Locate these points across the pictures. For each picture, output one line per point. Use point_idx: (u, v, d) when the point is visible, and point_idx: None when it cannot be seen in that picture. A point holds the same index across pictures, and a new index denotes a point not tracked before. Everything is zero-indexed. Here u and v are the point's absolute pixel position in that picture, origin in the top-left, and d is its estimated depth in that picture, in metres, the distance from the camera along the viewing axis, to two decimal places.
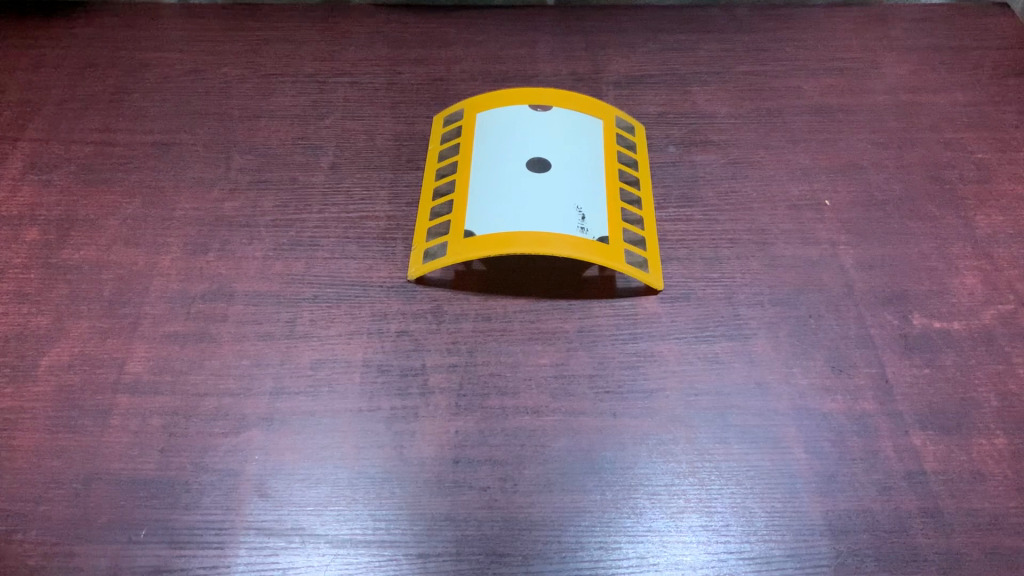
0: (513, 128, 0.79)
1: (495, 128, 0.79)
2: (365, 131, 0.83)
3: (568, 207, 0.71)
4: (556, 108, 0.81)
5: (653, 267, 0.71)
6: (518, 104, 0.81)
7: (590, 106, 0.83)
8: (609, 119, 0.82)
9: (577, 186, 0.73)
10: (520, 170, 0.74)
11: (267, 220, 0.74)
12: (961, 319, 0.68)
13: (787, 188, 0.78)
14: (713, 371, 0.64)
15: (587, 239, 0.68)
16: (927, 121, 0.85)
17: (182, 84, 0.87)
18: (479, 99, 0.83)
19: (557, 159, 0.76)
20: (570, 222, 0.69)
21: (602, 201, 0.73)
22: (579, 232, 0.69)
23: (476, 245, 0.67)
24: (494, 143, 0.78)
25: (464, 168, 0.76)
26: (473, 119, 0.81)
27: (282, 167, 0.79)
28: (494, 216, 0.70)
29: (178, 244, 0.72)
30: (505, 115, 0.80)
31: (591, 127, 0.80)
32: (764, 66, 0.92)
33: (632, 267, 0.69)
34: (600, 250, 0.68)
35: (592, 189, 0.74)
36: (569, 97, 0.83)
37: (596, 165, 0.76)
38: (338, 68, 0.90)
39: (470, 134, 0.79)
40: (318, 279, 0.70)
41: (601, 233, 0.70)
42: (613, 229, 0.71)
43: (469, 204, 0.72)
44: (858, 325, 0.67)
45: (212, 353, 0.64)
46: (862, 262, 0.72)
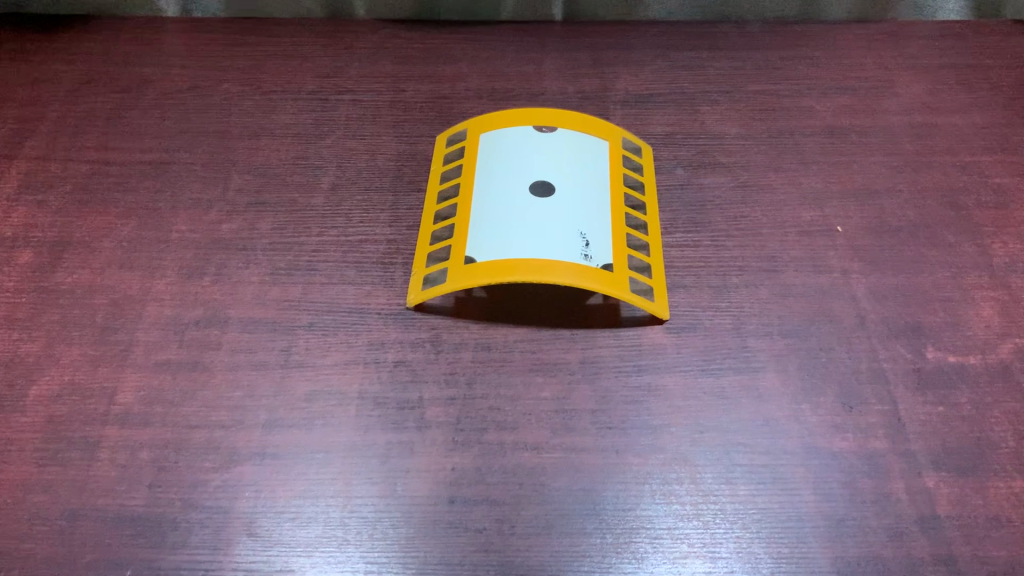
0: (515, 149, 0.77)
1: (497, 148, 0.78)
2: (367, 151, 0.82)
3: (572, 233, 0.70)
4: (560, 128, 0.79)
5: (659, 296, 0.69)
6: (521, 124, 0.80)
7: (595, 126, 0.81)
8: (615, 139, 0.81)
9: (581, 211, 0.72)
10: (523, 193, 0.73)
11: (265, 243, 0.73)
12: (977, 352, 0.66)
13: (798, 213, 0.76)
14: (720, 406, 0.62)
15: (591, 266, 0.67)
16: (943, 144, 0.83)
17: (181, 101, 0.86)
18: (481, 118, 0.82)
19: (560, 182, 0.74)
20: (574, 249, 0.68)
21: (606, 226, 0.71)
22: (583, 259, 0.68)
23: (479, 273, 0.66)
24: (496, 164, 0.76)
25: (464, 191, 0.75)
26: (476, 139, 0.80)
27: (281, 188, 0.78)
28: (496, 243, 0.69)
29: (173, 268, 0.71)
30: (510, 136, 0.79)
31: (596, 147, 0.79)
32: (775, 84, 0.90)
33: (637, 296, 0.67)
34: (603, 278, 0.67)
35: (597, 213, 0.72)
36: (573, 116, 0.81)
37: (601, 187, 0.75)
38: (341, 85, 0.89)
39: (472, 155, 0.78)
40: (315, 306, 0.68)
41: (605, 260, 0.68)
42: (617, 255, 0.69)
43: (470, 230, 0.71)
44: (871, 359, 0.65)
45: (205, 383, 0.63)
46: (874, 291, 0.70)
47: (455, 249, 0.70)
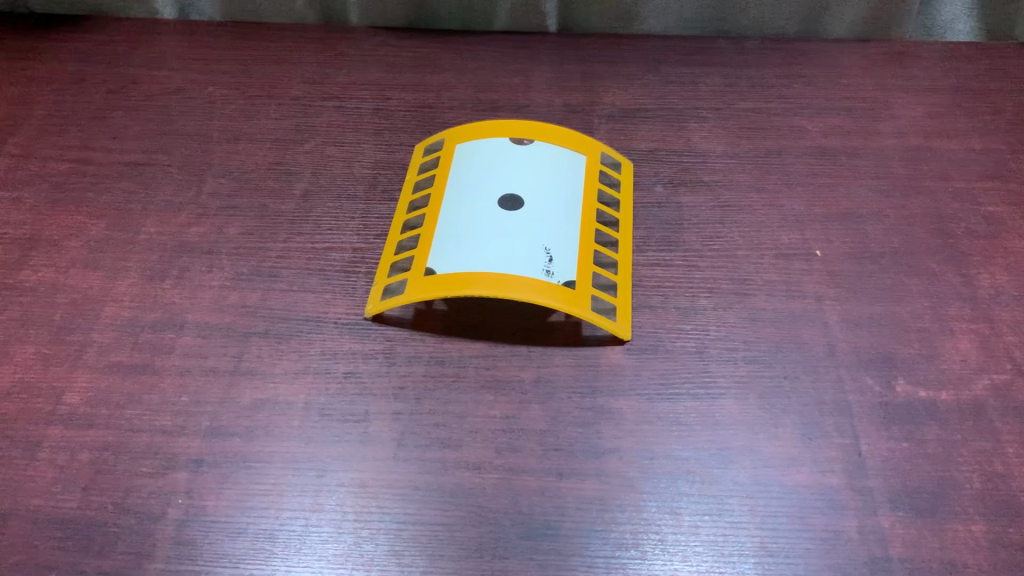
0: (488, 161, 0.76)
1: (471, 159, 0.77)
2: (344, 158, 0.81)
3: (536, 248, 0.68)
4: (536, 141, 0.78)
5: (622, 316, 0.67)
6: (498, 136, 0.79)
7: (575, 140, 0.80)
8: (594, 154, 0.79)
9: (549, 226, 0.70)
10: (491, 206, 0.72)
11: (231, 248, 0.72)
12: (950, 388, 0.63)
13: (777, 236, 0.74)
14: (673, 432, 0.60)
15: (551, 282, 0.66)
16: (937, 168, 0.80)
17: (166, 103, 0.86)
18: (459, 129, 0.81)
19: (529, 196, 0.73)
20: (536, 264, 0.67)
21: (573, 242, 0.70)
22: (544, 274, 0.66)
23: (436, 285, 0.65)
24: (468, 174, 0.75)
25: (433, 201, 0.74)
26: (451, 149, 0.79)
27: (254, 194, 0.77)
28: (457, 256, 0.67)
29: (137, 269, 0.70)
30: (485, 147, 0.78)
31: (571, 162, 0.77)
32: (768, 102, 0.87)
33: (597, 315, 0.65)
34: (564, 295, 0.65)
35: (564, 229, 0.71)
36: (551, 129, 0.80)
37: (572, 203, 0.73)
38: (326, 91, 0.88)
39: (445, 165, 0.77)
40: (272, 313, 0.67)
41: (567, 277, 0.67)
42: (581, 272, 0.68)
43: (433, 242, 0.70)
44: (837, 390, 0.63)
45: (153, 387, 0.62)
46: (848, 319, 0.67)
47: (417, 260, 0.69)
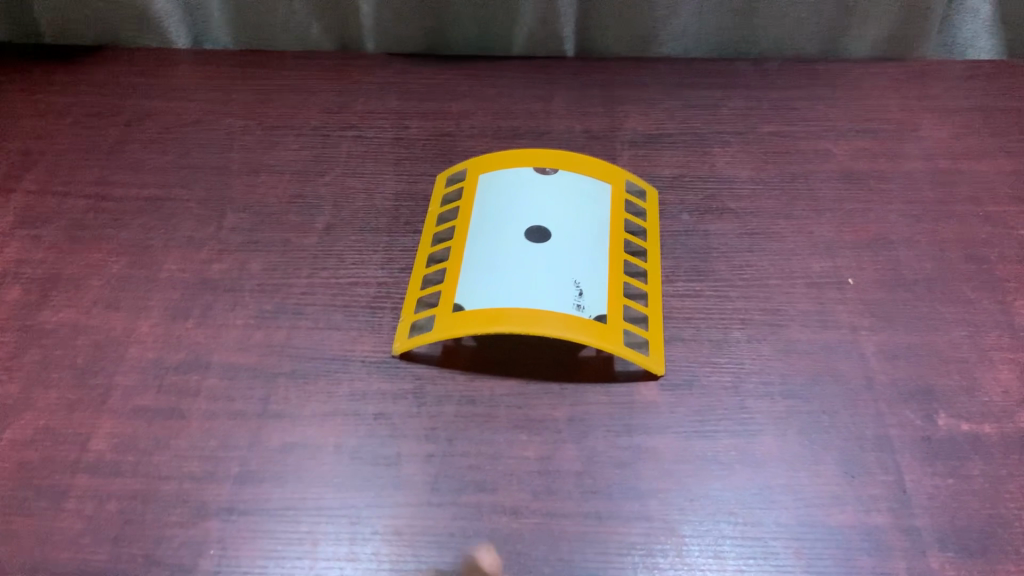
0: (513, 191, 0.75)
1: (496, 190, 0.76)
2: (365, 189, 0.80)
3: (566, 281, 0.67)
4: (561, 171, 0.77)
5: (655, 350, 0.66)
6: (521, 165, 0.78)
7: (599, 169, 0.79)
8: (619, 182, 0.78)
9: (578, 258, 0.70)
10: (518, 239, 0.71)
11: (254, 284, 0.71)
12: (993, 421, 0.62)
13: (808, 263, 0.73)
14: (712, 472, 0.59)
15: (583, 317, 0.65)
16: (966, 191, 0.79)
17: (183, 135, 0.85)
18: (482, 159, 0.80)
19: (556, 228, 0.72)
20: (566, 299, 0.66)
21: (602, 275, 0.69)
22: (576, 309, 0.65)
23: (466, 322, 0.64)
24: (493, 206, 0.74)
25: (459, 234, 0.73)
26: (475, 180, 0.78)
27: (275, 228, 0.76)
28: (487, 291, 0.66)
29: (159, 308, 0.69)
30: (509, 177, 0.77)
31: (596, 191, 0.76)
32: (792, 125, 0.86)
33: (630, 350, 0.64)
34: (596, 330, 0.64)
35: (593, 260, 0.70)
36: (575, 158, 0.79)
37: (600, 234, 0.72)
38: (344, 121, 0.87)
39: (470, 197, 0.76)
40: (298, 352, 0.66)
41: (599, 311, 0.66)
42: (612, 306, 0.67)
43: (461, 276, 0.69)
44: (877, 425, 0.61)
45: (180, 432, 0.61)
46: (885, 350, 0.66)
47: (445, 295, 0.68)
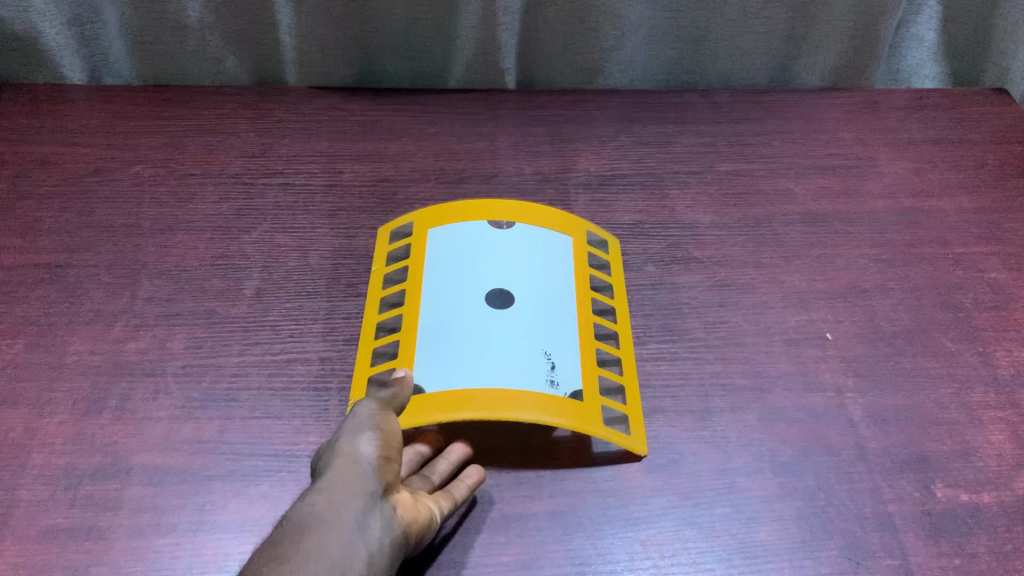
0: (468, 250, 0.69)
1: (448, 249, 0.69)
2: (298, 247, 0.72)
3: (535, 354, 0.61)
4: (518, 224, 0.71)
5: (635, 427, 0.60)
6: (476, 219, 0.72)
7: (558, 219, 0.73)
8: (580, 234, 0.73)
9: (545, 327, 0.64)
10: (478, 307, 0.65)
11: (178, 366, 0.63)
12: (991, 489, 0.59)
13: (783, 318, 0.69)
14: (710, 568, 0.54)
15: (557, 395, 0.59)
16: (933, 232, 0.76)
17: (85, 188, 0.75)
18: (431, 210, 0.73)
19: (518, 293, 0.66)
20: (538, 375, 0.60)
21: (573, 344, 0.63)
22: (549, 386, 0.59)
23: (428, 407, 0.57)
24: (447, 268, 0.68)
25: (410, 302, 0.66)
26: (423, 237, 0.71)
27: (198, 296, 0.68)
28: (448, 371, 0.60)
29: (68, 401, 0.60)
30: (463, 234, 0.70)
31: (558, 246, 0.71)
32: (749, 163, 0.82)
33: (610, 431, 0.59)
34: (573, 409, 0.58)
35: (562, 329, 0.64)
36: (534, 208, 0.73)
37: (566, 296, 0.67)
38: (269, 166, 0.79)
39: (420, 258, 0.69)
40: (235, 449, 0.58)
41: (573, 387, 0.60)
42: (586, 380, 0.61)
43: (417, 352, 0.62)
44: (875, 500, 0.58)
45: (101, 556, 0.52)
46: (873, 414, 0.63)
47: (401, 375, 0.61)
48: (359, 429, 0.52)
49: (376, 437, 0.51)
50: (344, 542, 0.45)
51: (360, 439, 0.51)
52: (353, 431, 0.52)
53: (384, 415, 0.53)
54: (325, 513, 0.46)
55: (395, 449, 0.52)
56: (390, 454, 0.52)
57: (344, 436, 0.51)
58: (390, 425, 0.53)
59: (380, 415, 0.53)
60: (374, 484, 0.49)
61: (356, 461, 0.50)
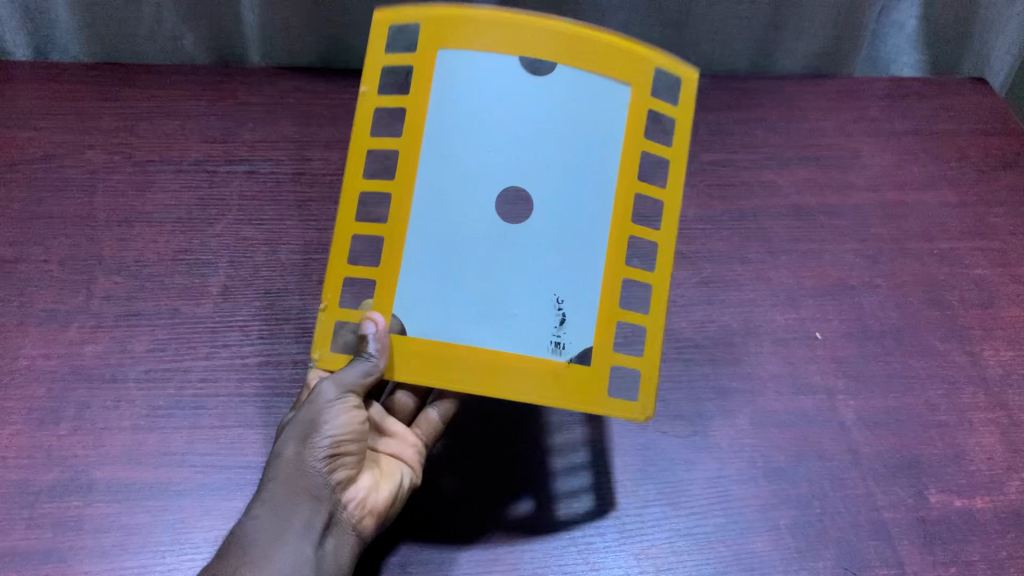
0: (486, 91, 0.54)
1: (468, 87, 0.54)
2: (267, 240, 0.68)
3: (544, 299, 0.54)
4: (561, 67, 0.54)
5: (644, 391, 0.55)
6: (505, 52, 0.54)
7: (614, 64, 0.55)
8: (643, 81, 0.55)
9: (567, 230, 0.55)
10: (487, 196, 0.55)
11: (139, 371, 0.59)
12: (983, 494, 0.58)
13: (772, 316, 0.67)
14: None
15: (559, 364, 0.53)
16: (918, 226, 0.75)
17: (33, 176, 0.70)
18: (444, 15, 0.54)
19: (538, 172, 0.55)
20: (543, 330, 0.53)
21: (594, 281, 0.54)
22: (553, 351, 0.53)
23: (415, 364, 0.53)
24: (460, 123, 0.54)
25: (404, 173, 0.54)
26: (431, 61, 0.54)
27: (159, 294, 0.63)
28: (442, 310, 0.53)
29: (22, 410, 0.56)
30: (488, 70, 0.54)
31: (610, 103, 0.55)
32: (733, 152, 0.80)
33: (611, 405, 0.54)
34: (573, 386, 0.53)
35: (584, 247, 0.55)
36: (585, 42, 0.54)
37: (603, 163, 0.55)
38: (233, 153, 0.74)
39: (422, 98, 0.54)
40: (205, 461, 0.55)
41: (582, 348, 0.54)
42: (600, 330, 0.54)
43: (407, 256, 0.54)
44: (869, 507, 0.57)
45: None
46: (864, 417, 0.61)
47: (384, 292, 0.53)
48: (312, 425, 0.50)
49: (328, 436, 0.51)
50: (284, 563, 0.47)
51: (311, 438, 0.50)
52: (307, 425, 0.51)
53: (344, 396, 0.51)
54: (265, 549, 0.47)
55: (353, 438, 0.52)
56: (344, 446, 0.51)
57: (296, 429, 0.51)
58: (348, 411, 0.52)
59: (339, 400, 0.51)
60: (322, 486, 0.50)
61: (303, 464, 0.50)
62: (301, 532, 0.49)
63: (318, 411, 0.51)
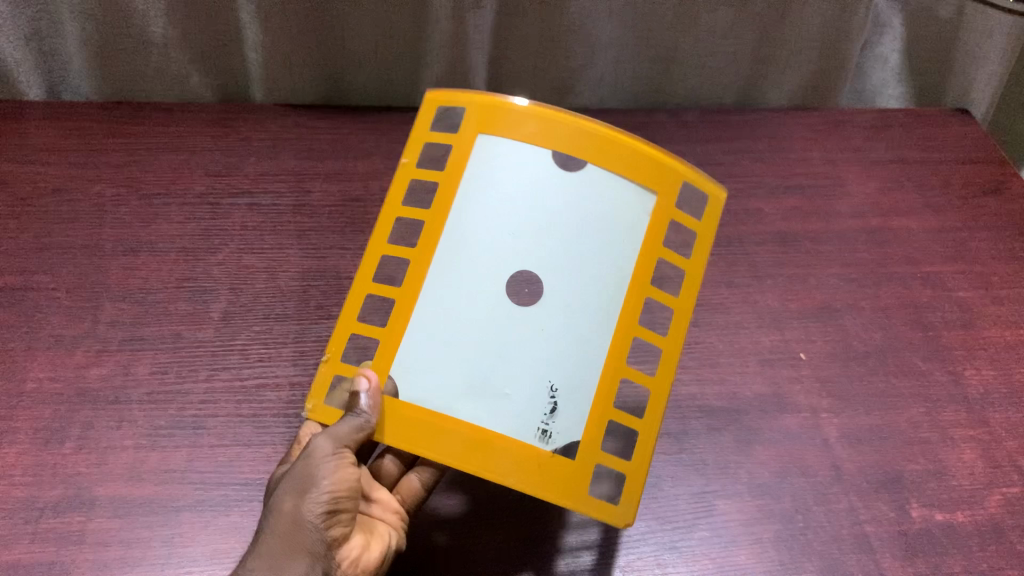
0: (519, 177, 0.56)
1: (499, 171, 0.56)
2: (267, 268, 0.71)
3: (536, 389, 0.53)
4: (591, 165, 0.56)
5: (628, 499, 0.54)
6: (539, 143, 0.56)
7: (645, 170, 0.56)
8: (671, 192, 0.56)
9: (574, 323, 0.54)
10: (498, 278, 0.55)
11: (142, 392, 0.61)
12: (964, 509, 0.59)
13: (757, 338, 0.69)
14: None
15: (543, 453, 0.53)
16: (901, 251, 0.77)
17: (43, 208, 0.73)
18: (492, 102, 0.57)
19: (552, 263, 0.55)
20: (533, 416, 0.53)
21: (592, 378, 0.54)
22: (539, 438, 0.53)
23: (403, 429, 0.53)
24: (483, 204, 0.56)
25: (426, 241, 0.56)
26: (469, 142, 0.57)
27: (162, 320, 0.66)
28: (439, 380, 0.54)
29: (28, 430, 0.58)
30: (522, 157, 0.56)
31: (635, 210, 0.56)
32: (720, 182, 0.82)
33: (591, 505, 0.53)
34: (555, 481, 0.52)
35: (585, 349, 0.54)
36: (622, 148, 0.56)
37: (619, 262, 0.55)
38: (236, 186, 0.77)
39: (454, 174, 0.57)
40: (204, 479, 0.57)
41: (567, 442, 0.53)
42: (590, 430, 0.53)
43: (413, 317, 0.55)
44: (852, 521, 0.58)
45: None
46: (848, 435, 0.63)
47: (386, 351, 0.55)
48: (309, 483, 0.50)
49: (325, 494, 0.50)
50: None
51: (308, 497, 0.50)
52: (303, 483, 0.50)
53: (339, 452, 0.52)
54: None
55: (348, 497, 0.52)
56: (341, 506, 0.51)
57: (293, 488, 0.50)
58: (342, 469, 0.52)
59: (336, 460, 0.51)
60: (318, 546, 0.49)
61: (300, 523, 0.49)
62: None
63: (316, 470, 0.50)
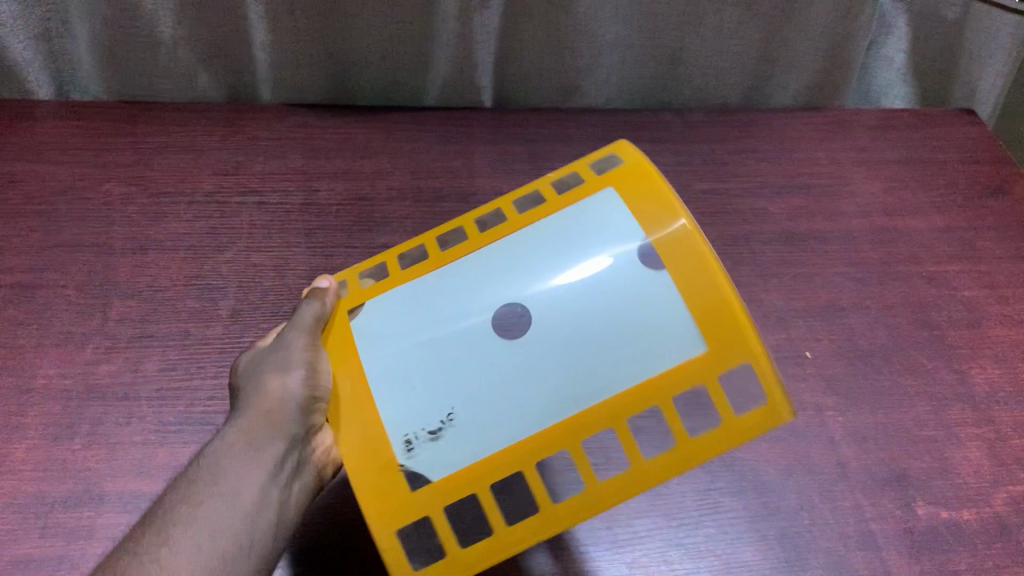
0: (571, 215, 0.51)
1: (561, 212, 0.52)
2: (275, 266, 0.71)
3: (441, 403, 0.48)
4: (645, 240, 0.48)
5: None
6: (621, 202, 0.50)
7: (699, 289, 0.45)
8: (719, 344, 0.44)
9: (526, 376, 0.47)
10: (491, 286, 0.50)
11: (151, 388, 0.61)
12: (970, 506, 0.59)
13: (763, 336, 0.69)
14: None
15: (396, 465, 0.48)
16: (906, 250, 0.77)
17: (52, 207, 0.73)
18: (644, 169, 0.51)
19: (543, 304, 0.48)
20: (422, 426, 0.48)
21: (495, 442, 0.47)
22: (404, 446, 0.48)
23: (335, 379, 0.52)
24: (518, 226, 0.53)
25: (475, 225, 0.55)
26: (595, 188, 0.52)
27: (170, 317, 0.66)
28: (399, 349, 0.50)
29: (38, 426, 0.59)
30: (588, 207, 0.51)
31: (674, 333, 0.45)
32: (726, 181, 0.82)
33: (393, 549, 0.47)
34: (394, 502, 0.47)
35: (529, 400, 0.47)
36: (689, 249, 0.46)
37: (592, 329, 0.47)
38: (244, 184, 0.77)
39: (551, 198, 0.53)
40: None
41: (420, 472, 0.47)
42: (455, 483, 0.47)
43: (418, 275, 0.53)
44: (857, 519, 0.58)
45: None
46: (853, 433, 0.63)
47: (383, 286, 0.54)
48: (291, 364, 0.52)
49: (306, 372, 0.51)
50: (257, 487, 0.47)
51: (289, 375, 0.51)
52: (286, 363, 0.52)
53: (316, 343, 0.53)
54: (236, 468, 0.47)
55: None
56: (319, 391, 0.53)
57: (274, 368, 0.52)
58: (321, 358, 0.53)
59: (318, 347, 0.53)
60: (297, 425, 0.50)
61: (281, 399, 0.51)
62: (273, 464, 0.48)
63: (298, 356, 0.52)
